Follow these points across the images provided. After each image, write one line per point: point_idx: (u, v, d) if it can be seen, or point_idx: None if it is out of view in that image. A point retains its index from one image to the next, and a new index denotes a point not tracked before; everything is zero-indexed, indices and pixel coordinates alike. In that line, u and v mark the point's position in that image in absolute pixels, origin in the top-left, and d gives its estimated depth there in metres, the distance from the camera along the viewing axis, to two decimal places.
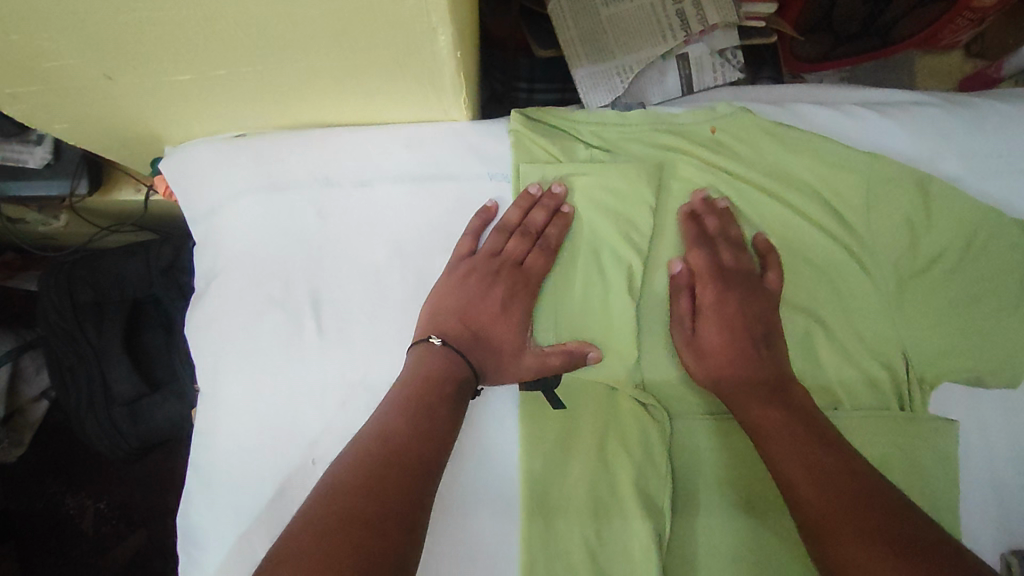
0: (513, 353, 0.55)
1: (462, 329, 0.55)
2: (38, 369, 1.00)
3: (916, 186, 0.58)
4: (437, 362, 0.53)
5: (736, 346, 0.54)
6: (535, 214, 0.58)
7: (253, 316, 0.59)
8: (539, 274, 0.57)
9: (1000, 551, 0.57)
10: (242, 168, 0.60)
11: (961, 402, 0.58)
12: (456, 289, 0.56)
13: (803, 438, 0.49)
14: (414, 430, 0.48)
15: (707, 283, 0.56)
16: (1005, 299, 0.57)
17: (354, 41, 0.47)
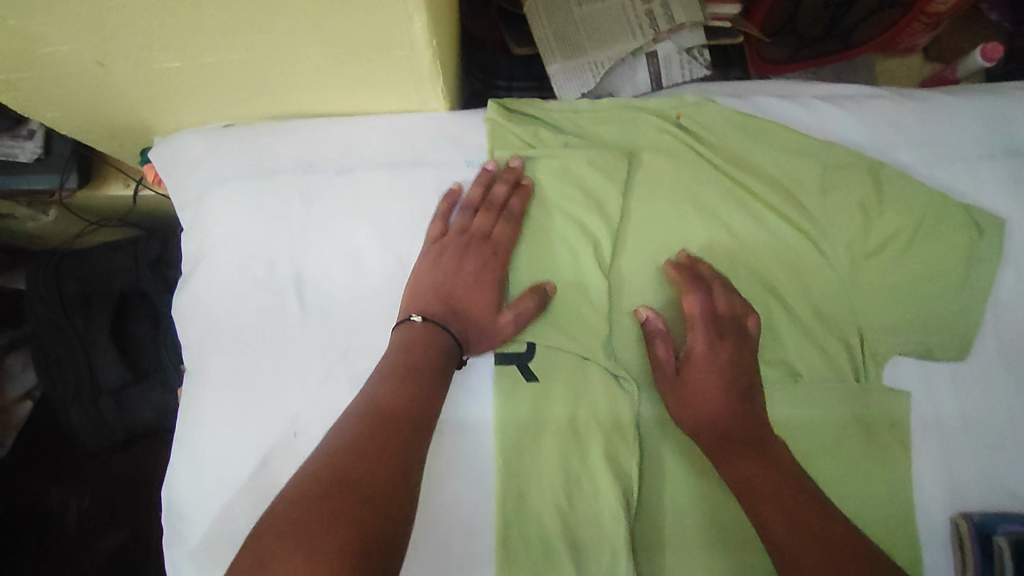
0: (492, 323, 0.58)
1: (440, 305, 0.57)
2: (24, 367, 1.03)
3: (868, 171, 0.62)
4: (419, 336, 0.55)
5: (726, 385, 0.55)
6: (497, 188, 0.60)
7: (239, 294, 0.61)
8: (507, 241, 0.60)
9: (950, 514, 0.60)
10: (230, 155, 0.63)
11: (913, 374, 0.61)
12: (432, 268, 0.58)
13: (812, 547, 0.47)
14: (403, 397, 0.51)
15: (699, 330, 0.56)
16: (951, 276, 0.61)
17: (335, 29, 0.50)
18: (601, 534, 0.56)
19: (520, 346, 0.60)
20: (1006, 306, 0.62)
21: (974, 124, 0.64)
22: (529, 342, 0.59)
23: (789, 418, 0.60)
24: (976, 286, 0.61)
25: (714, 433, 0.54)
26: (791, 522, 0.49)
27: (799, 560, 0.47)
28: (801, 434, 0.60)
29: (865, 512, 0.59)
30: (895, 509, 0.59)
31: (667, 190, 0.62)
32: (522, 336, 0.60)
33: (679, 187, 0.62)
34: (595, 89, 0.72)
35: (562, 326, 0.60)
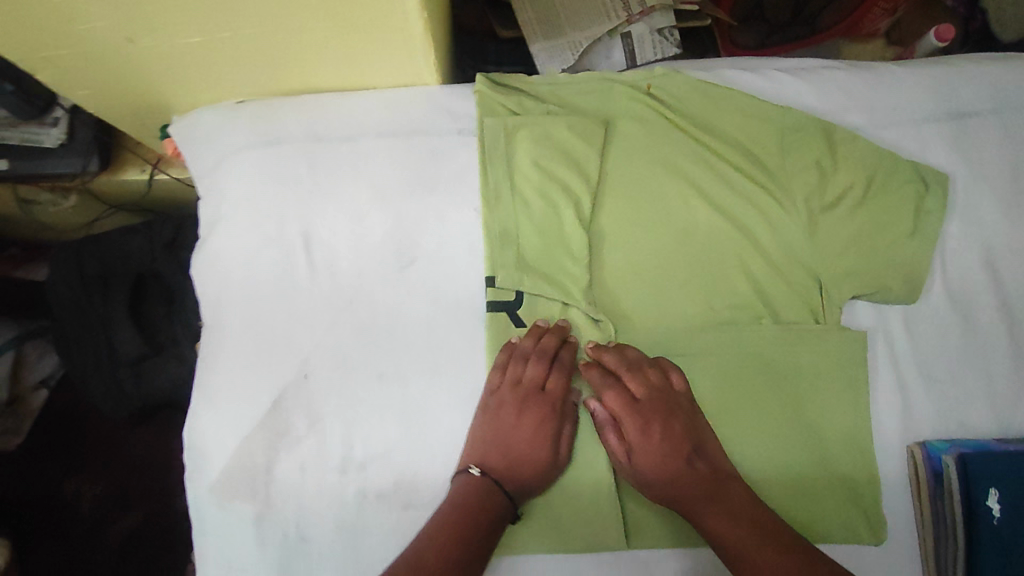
0: (547, 464, 0.62)
1: (498, 456, 0.61)
2: (40, 357, 1.10)
3: (823, 132, 0.67)
4: (474, 492, 0.59)
5: (671, 462, 0.60)
6: (545, 340, 0.64)
7: (252, 251, 0.68)
8: (561, 394, 0.63)
9: (906, 444, 0.65)
10: (243, 128, 0.70)
11: (868, 316, 0.67)
12: (487, 433, 0.62)
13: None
14: (465, 529, 0.57)
15: (626, 421, 0.61)
16: (903, 227, 0.66)
17: (338, 5, 0.56)
18: (586, 456, 0.64)
19: (509, 295, 0.66)
20: (954, 253, 0.67)
21: (921, 89, 0.70)
22: (517, 292, 0.65)
23: (754, 358, 0.65)
24: (927, 235, 0.66)
25: (677, 508, 0.60)
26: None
27: None
28: (766, 370, 0.65)
29: (825, 439, 0.64)
30: (853, 438, 0.64)
31: (641, 153, 0.68)
32: (511, 286, 0.65)
33: (652, 150, 0.68)
34: (574, 67, 0.79)
35: (547, 275, 0.66)
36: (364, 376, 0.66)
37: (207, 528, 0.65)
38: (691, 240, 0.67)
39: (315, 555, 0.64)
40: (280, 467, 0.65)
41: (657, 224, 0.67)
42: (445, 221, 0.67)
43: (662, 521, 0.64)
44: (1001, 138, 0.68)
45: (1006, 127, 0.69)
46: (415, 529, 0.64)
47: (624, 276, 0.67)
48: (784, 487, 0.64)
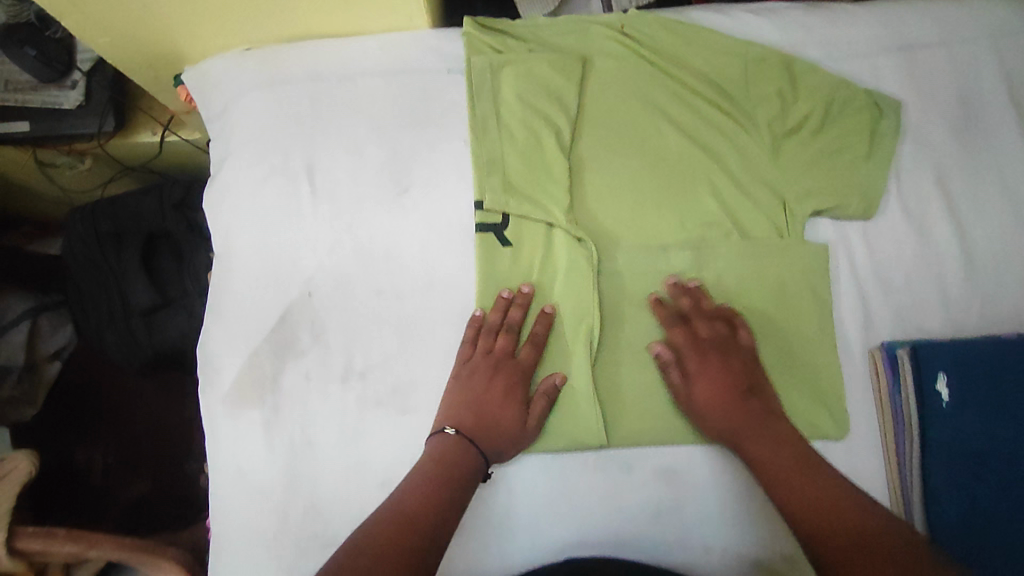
0: (517, 431, 0.66)
1: (472, 417, 0.65)
2: (53, 329, 1.13)
3: (784, 64, 0.73)
4: (449, 451, 0.63)
5: (726, 395, 0.65)
6: (512, 312, 0.68)
7: (259, 182, 0.73)
8: (529, 363, 0.67)
9: (868, 348, 0.70)
10: (251, 72, 0.76)
11: (829, 230, 0.72)
12: (461, 398, 0.66)
13: (813, 514, 0.55)
14: (441, 485, 0.60)
15: (688, 353, 0.67)
16: (860, 149, 0.72)
17: None
18: (566, 361, 0.69)
19: (497, 217, 0.71)
20: (908, 171, 0.72)
21: (876, 23, 0.75)
22: (504, 213, 0.71)
23: (723, 271, 0.71)
24: (882, 156, 0.72)
25: (726, 437, 0.64)
26: (819, 499, 0.56)
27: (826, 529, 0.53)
28: (736, 281, 0.71)
29: (791, 344, 0.69)
30: (818, 343, 0.69)
31: (617, 86, 0.74)
32: (497, 208, 0.71)
33: (627, 83, 0.74)
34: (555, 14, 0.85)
35: (532, 199, 0.71)
36: (364, 292, 0.71)
37: (219, 437, 0.70)
38: (664, 165, 0.73)
39: (319, 459, 0.68)
40: (286, 377, 0.70)
41: (632, 151, 0.73)
42: (437, 151, 0.73)
43: (642, 424, 0.68)
44: (950, 65, 0.74)
45: (953, 55, 0.74)
46: (411, 433, 0.69)
47: (602, 198, 0.72)
48: None
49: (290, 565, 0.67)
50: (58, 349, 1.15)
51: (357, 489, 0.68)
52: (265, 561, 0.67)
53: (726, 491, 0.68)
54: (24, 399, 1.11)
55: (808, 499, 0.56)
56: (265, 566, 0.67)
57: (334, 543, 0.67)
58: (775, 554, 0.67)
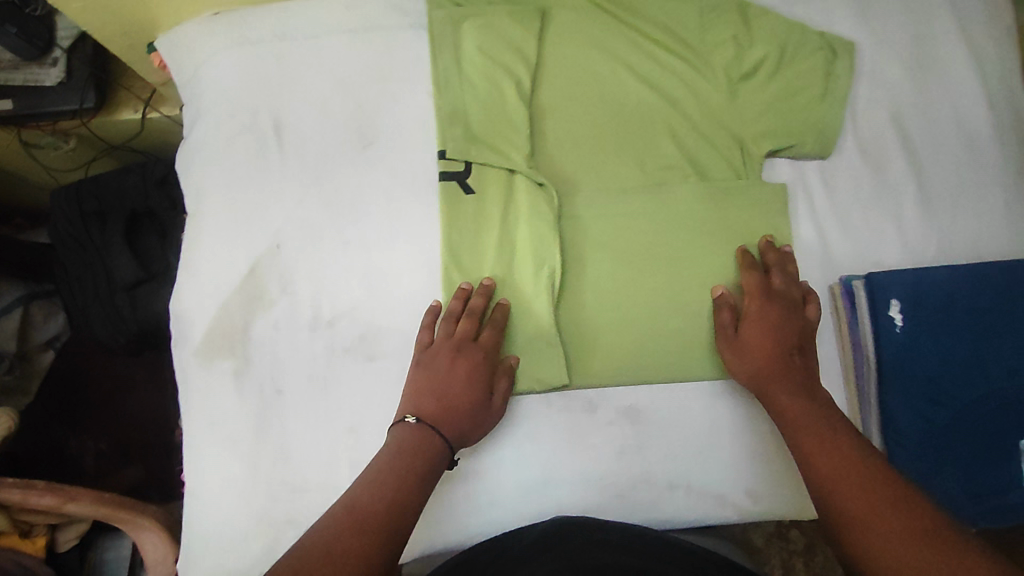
0: (482, 412, 0.64)
1: (432, 404, 0.63)
2: (45, 317, 1.17)
3: (737, 11, 0.75)
4: (411, 440, 0.61)
5: (778, 340, 0.64)
6: (474, 300, 0.68)
7: (228, 140, 0.75)
8: (489, 346, 0.66)
9: (829, 284, 0.70)
10: (219, 34, 0.77)
11: (786, 171, 0.74)
12: (421, 387, 0.64)
13: (839, 468, 0.53)
14: (400, 483, 0.57)
15: (757, 295, 0.66)
16: (815, 90, 0.73)
17: None
18: (529, 304, 0.70)
19: (459, 166, 0.72)
20: (863, 111, 0.74)
21: None
22: (466, 162, 0.72)
23: (685, 212, 0.72)
24: (836, 96, 0.73)
25: (763, 374, 0.63)
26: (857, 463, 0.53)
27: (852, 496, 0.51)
28: (698, 222, 0.72)
29: None
30: None
31: (575, 37, 0.75)
32: (460, 156, 0.72)
33: (585, 33, 0.75)
34: None
35: (494, 147, 0.73)
36: (332, 243, 0.72)
37: (192, 388, 0.71)
38: (623, 112, 0.74)
39: (289, 407, 0.70)
40: (256, 329, 0.71)
41: (592, 99, 0.74)
42: (401, 104, 0.75)
43: (606, 363, 0.69)
44: (901, 6, 0.75)
45: None
46: (379, 380, 0.70)
47: (564, 146, 0.73)
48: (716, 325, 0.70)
49: (261, 511, 0.68)
50: (51, 338, 1.20)
51: (327, 435, 0.69)
52: (237, 509, 0.68)
53: (689, 431, 0.69)
54: (18, 388, 1.15)
55: (841, 452, 0.55)
56: (237, 513, 0.68)
57: (304, 489, 0.68)
58: (740, 491, 0.68)
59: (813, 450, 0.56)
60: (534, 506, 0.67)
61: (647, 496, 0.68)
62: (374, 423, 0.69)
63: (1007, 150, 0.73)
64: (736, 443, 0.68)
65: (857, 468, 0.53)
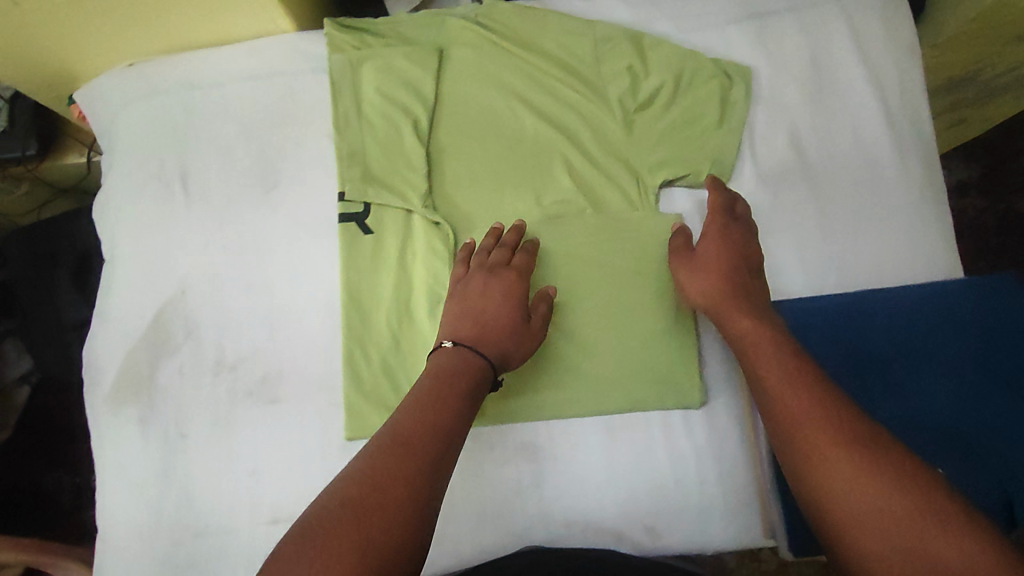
0: (523, 331, 0.64)
1: (472, 325, 0.62)
2: (19, 354, 1.16)
3: (632, 41, 0.74)
4: (452, 357, 0.59)
5: (729, 260, 0.64)
6: (507, 236, 0.69)
7: (136, 188, 0.77)
8: (524, 272, 0.67)
9: None
10: (131, 83, 0.79)
11: (685, 201, 0.74)
12: (459, 312, 0.64)
13: (791, 391, 0.52)
14: (445, 406, 0.53)
15: (713, 218, 0.67)
16: (711, 119, 0.73)
17: None
18: (425, 343, 0.70)
19: (358, 207, 0.73)
20: (761, 138, 0.74)
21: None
22: (364, 203, 0.73)
23: (582, 245, 0.72)
24: (732, 125, 0.73)
25: (716, 290, 0.63)
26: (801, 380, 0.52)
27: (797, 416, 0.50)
28: (592, 256, 0.71)
29: (650, 313, 0.70)
30: (674, 312, 0.70)
31: (472, 74, 0.76)
32: (357, 198, 0.73)
33: (481, 71, 0.76)
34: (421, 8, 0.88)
35: (392, 188, 0.73)
36: (235, 287, 0.74)
37: (101, 433, 0.72)
38: (522, 148, 0.74)
39: (193, 450, 0.71)
40: (161, 374, 0.72)
41: (490, 136, 0.75)
42: (303, 147, 0.76)
43: (504, 401, 0.69)
44: (798, 32, 0.75)
45: (803, 22, 0.76)
46: (279, 422, 0.71)
47: (462, 184, 0.74)
48: (613, 360, 0.70)
49: (163, 555, 0.69)
50: (26, 375, 1.17)
51: (229, 477, 0.70)
52: (141, 554, 0.69)
53: (590, 467, 0.68)
54: None
55: (796, 376, 0.53)
56: (142, 557, 0.69)
57: (205, 532, 0.69)
58: (639, 528, 0.67)
59: (767, 370, 0.55)
60: (471, 547, 0.67)
61: (543, 535, 0.67)
62: (275, 464, 0.70)
63: (909, 172, 0.72)
64: (634, 478, 0.68)
65: (809, 394, 0.51)
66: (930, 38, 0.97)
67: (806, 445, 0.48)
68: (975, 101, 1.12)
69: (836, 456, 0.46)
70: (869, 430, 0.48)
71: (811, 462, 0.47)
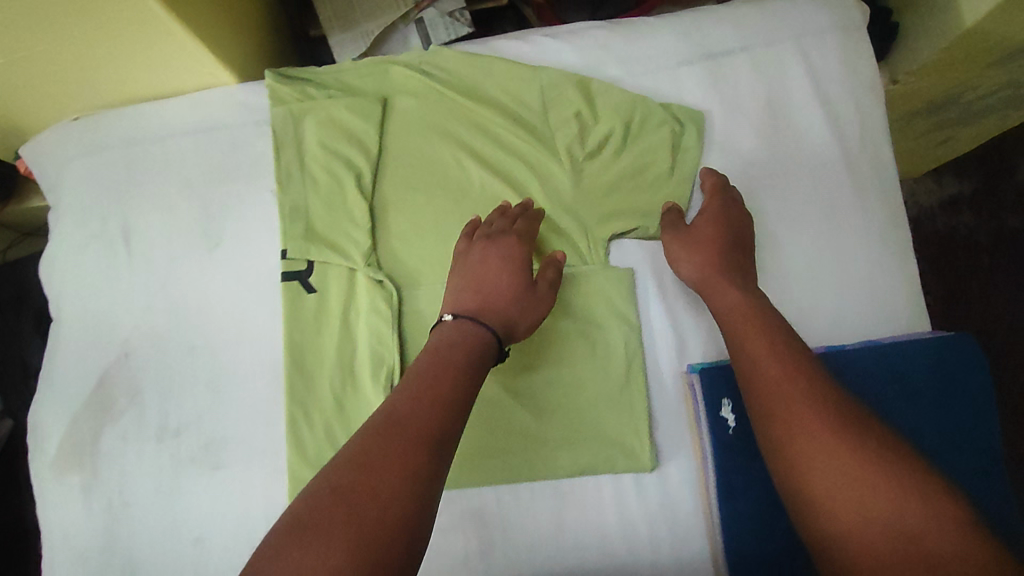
0: (526, 299, 0.64)
1: (474, 298, 0.62)
2: None
3: (580, 87, 0.72)
4: (454, 328, 0.59)
5: (722, 240, 0.66)
6: (510, 208, 0.69)
7: (78, 248, 0.75)
8: (527, 240, 0.67)
9: (679, 372, 0.69)
10: (71, 140, 0.77)
11: (637, 253, 0.71)
12: (463, 283, 0.64)
13: (780, 368, 0.55)
14: (447, 384, 0.53)
15: (711, 199, 0.68)
16: (662, 167, 0.71)
17: (103, 21, 0.64)
18: (369, 407, 0.69)
19: (301, 265, 0.71)
20: None
21: (675, 40, 0.73)
22: (307, 261, 0.71)
23: None
24: (684, 173, 0.71)
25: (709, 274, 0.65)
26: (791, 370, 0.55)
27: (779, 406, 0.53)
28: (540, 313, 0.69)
29: (601, 371, 0.68)
30: (625, 370, 0.68)
31: (416, 124, 0.74)
32: (301, 256, 0.71)
33: (425, 121, 0.74)
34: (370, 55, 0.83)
35: (335, 245, 0.71)
36: (179, 349, 0.72)
37: (45, 502, 0.71)
38: (470, 200, 0.72)
39: (136, 519, 0.69)
40: (105, 440, 0.71)
41: (434, 188, 0.73)
42: (245, 203, 0.75)
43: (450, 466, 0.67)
44: (753, 73, 0.73)
45: (757, 63, 0.73)
46: (223, 489, 0.69)
47: (408, 239, 0.72)
48: (561, 423, 0.68)
49: None
50: None
51: (173, 547, 0.69)
52: None
53: (538, 536, 0.66)
54: None
55: (782, 355, 0.56)
56: None
57: None
58: None
59: (756, 353, 0.57)
60: None
61: None
62: (219, 532, 0.68)
63: (870, 219, 0.71)
64: (584, 548, 0.66)
65: (796, 381, 0.54)
66: (903, 64, 0.92)
67: (789, 432, 0.52)
68: (957, 122, 1.08)
69: (818, 432, 0.50)
70: (851, 409, 0.52)
71: (795, 435, 0.51)
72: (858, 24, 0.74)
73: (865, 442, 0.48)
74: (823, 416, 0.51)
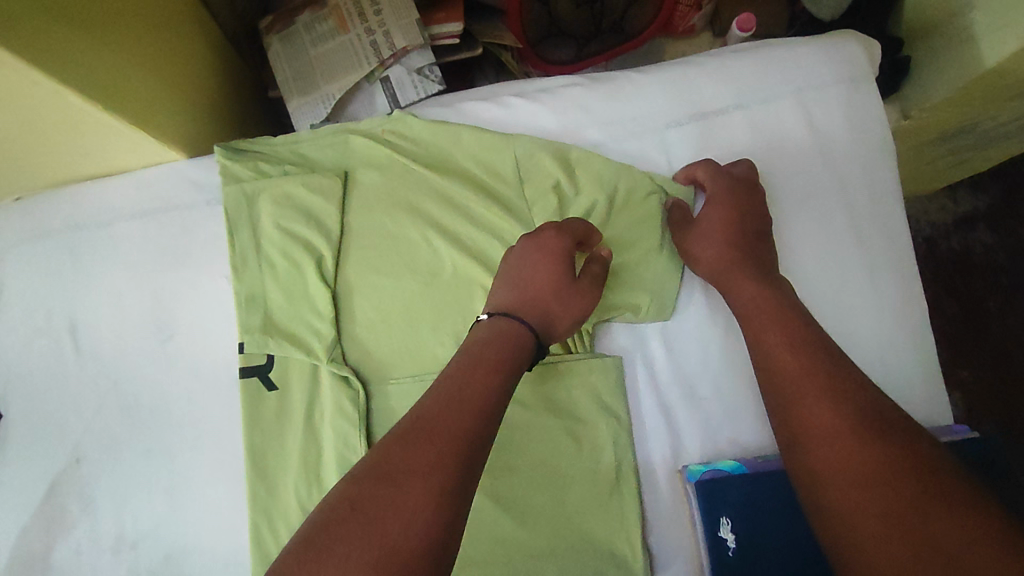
0: (567, 292, 0.58)
1: (511, 295, 0.57)
2: None
3: (558, 157, 0.66)
4: (490, 329, 0.54)
5: (734, 224, 0.61)
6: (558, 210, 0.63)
7: (21, 344, 0.69)
8: (574, 235, 0.61)
9: (674, 469, 0.63)
10: (8, 225, 0.70)
11: (625, 337, 0.66)
12: (501, 278, 0.59)
13: (796, 362, 0.52)
14: (472, 384, 0.48)
15: (714, 181, 0.63)
16: (651, 241, 0.65)
17: (29, 128, 0.57)
18: None
19: (260, 359, 0.65)
20: None
21: (660, 99, 0.67)
22: (267, 354, 0.65)
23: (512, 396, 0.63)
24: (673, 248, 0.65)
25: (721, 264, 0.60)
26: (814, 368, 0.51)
27: (802, 407, 0.49)
28: (523, 408, 0.63)
29: (592, 471, 0.62)
30: (616, 469, 0.62)
31: (382, 199, 0.68)
32: (260, 349, 0.65)
33: (391, 196, 0.67)
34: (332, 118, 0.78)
35: (296, 337, 0.65)
36: (132, 453, 0.67)
37: None
38: (444, 282, 0.66)
39: None
40: (59, 549, 0.65)
41: (403, 270, 0.66)
42: (199, 291, 0.69)
43: None
44: (747, 134, 0.66)
45: (753, 122, 0.67)
46: None
47: (375, 326, 0.66)
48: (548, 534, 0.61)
49: None
50: None
51: None
52: None
53: None
54: None
55: (800, 348, 0.53)
56: None
57: None
58: None
59: (779, 350, 0.53)
60: None
61: None
62: None
63: (880, 293, 0.64)
64: None
65: (822, 377, 0.50)
66: (917, 98, 0.85)
67: (813, 434, 0.48)
68: (976, 145, 0.98)
69: (841, 431, 0.46)
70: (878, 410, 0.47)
71: (815, 432, 0.48)
72: (863, 76, 0.68)
73: (900, 453, 0.43)
74: (847, 411, 0.47)
